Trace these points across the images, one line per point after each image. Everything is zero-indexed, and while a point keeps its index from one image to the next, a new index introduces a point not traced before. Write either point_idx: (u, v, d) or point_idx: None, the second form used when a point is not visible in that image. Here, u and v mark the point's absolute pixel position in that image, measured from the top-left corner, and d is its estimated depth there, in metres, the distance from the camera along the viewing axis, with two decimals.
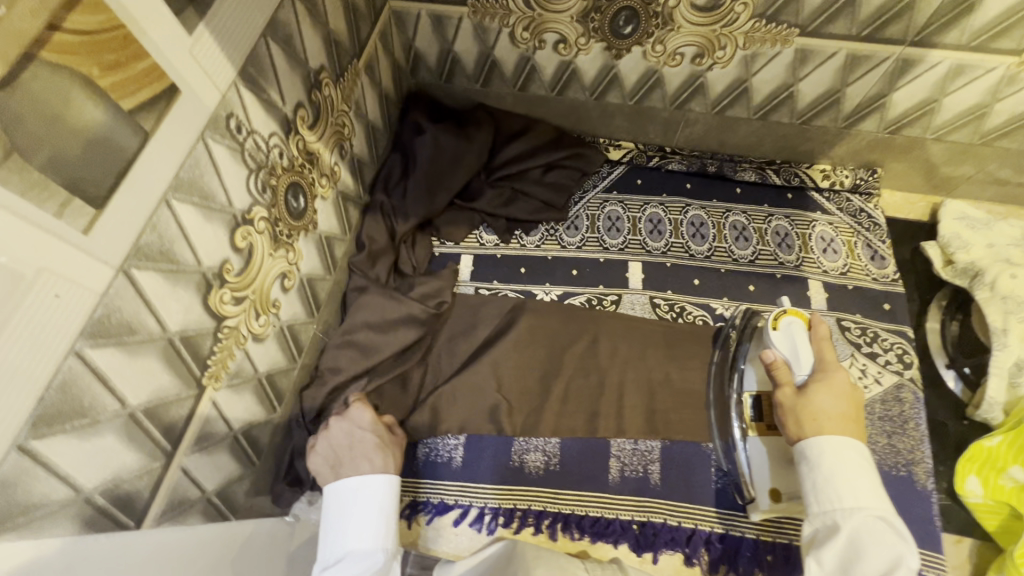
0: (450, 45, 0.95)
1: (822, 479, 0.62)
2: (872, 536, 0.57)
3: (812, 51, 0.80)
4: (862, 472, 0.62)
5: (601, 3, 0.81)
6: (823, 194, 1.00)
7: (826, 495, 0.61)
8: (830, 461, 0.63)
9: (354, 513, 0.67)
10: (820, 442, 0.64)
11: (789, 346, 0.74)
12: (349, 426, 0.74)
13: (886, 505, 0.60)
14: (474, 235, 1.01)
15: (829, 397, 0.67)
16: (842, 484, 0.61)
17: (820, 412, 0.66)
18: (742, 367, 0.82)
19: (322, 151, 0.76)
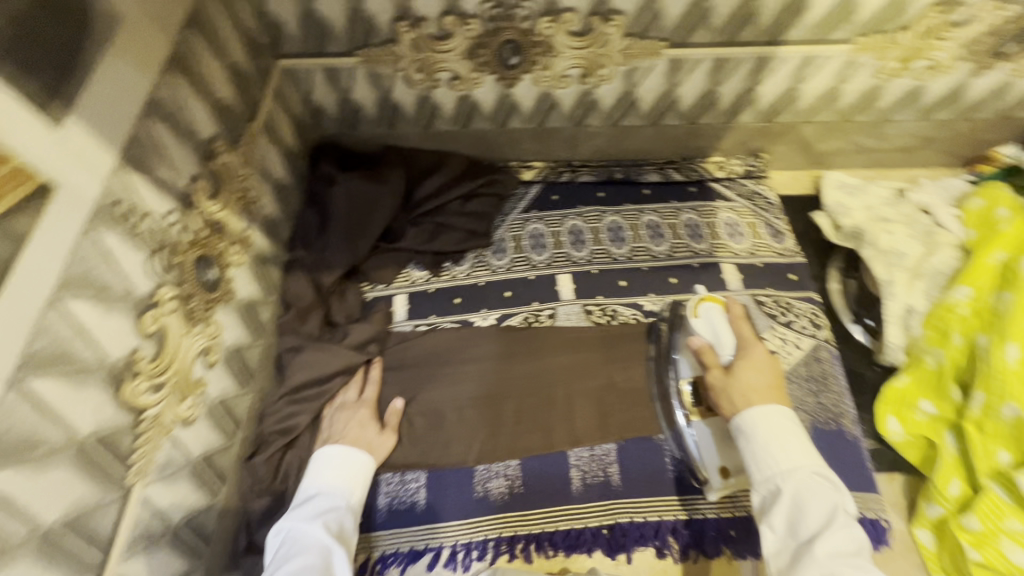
0: (348, 94, 0.96)
1: (758, 448, 0.66)
2: (812, 492, 0.61)
3: (682, 60, 0.88)
4: (790, 433, 0.66)
5: (485, 39, 0.85)
6: (721, 183, 1.09)
7: (763, 462, 0.65)
8: (762, 429, 0.67)
9: (336, 469, 0.74)
10: (751, 414, 0.68)
11: (711, 330, 0.84)
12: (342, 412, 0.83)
13: (816, 458, 0.64)
14: (405, 274, 1.02)
15: (752, 372, 0.73)
16: (776, 448, 0.65)
17: (746, 385, 0.72)
18: (675, 358, 0.88)
19: (229, 218, 0.74)
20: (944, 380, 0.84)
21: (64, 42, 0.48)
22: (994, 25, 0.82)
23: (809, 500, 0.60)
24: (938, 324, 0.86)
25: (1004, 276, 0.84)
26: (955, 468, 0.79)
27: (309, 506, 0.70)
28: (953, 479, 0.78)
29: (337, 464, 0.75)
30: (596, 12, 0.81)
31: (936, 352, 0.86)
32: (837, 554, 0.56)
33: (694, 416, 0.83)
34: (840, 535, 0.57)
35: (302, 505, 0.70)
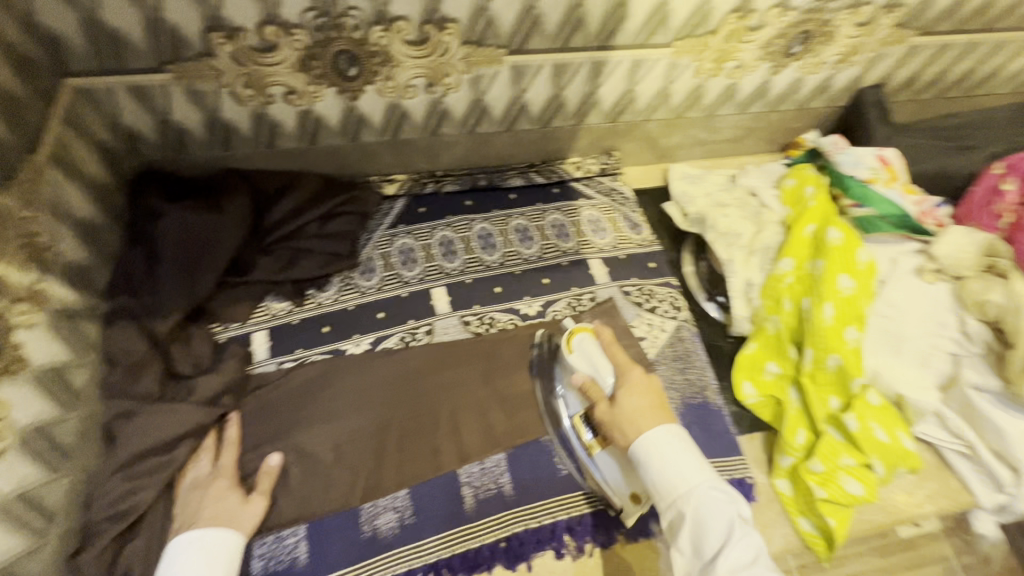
0: (166, 116, 0.84)
1: (657, 474, 0.67)
2: (711, 509, 0.64)
3: (523, 66, 0.90)
4: (683, 453, 0.68)
5: (316, 50, 0.79)
6: (581, 182, 1.13)
7: (665, 486, 0.67)
8: (659, 455, 0.68)
9: (193, 562, 0.65)
10: (641, 443, 0.69)
11: (589, 364, 0.81)
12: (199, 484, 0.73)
13: (709, 472, 0.67)
14: (262, 308, 0.93)
15: (633, 397, 0.75)
16: (673, 472, 0.67)
17: (629, 413, 0.73)
18: (562, 393, 0.88)
19: (6, 272, 0.61)
20: (782, 342, 0.95)
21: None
22: (782, 29, 0.94)
23: (708, 519, 0.63)
24: (772, 293, 0.97)
25: (815, 245, 0.96)
26: (799, 419, 0.89)
27: None
28: (799, 429, 0.88)
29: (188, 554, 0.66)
30: (428, 20, 0.79)
31: (772, 317, 0.96)
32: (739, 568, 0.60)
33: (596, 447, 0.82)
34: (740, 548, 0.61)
35: None
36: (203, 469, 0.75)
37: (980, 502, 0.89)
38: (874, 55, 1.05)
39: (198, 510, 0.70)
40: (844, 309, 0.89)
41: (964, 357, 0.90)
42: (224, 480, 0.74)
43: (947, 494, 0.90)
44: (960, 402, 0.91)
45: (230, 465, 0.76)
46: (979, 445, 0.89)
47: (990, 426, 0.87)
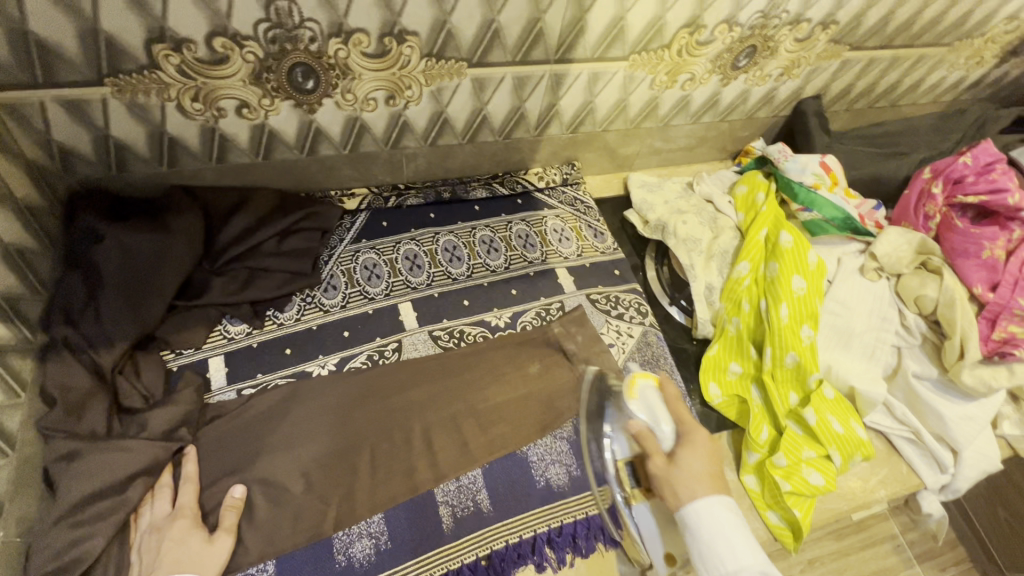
0: (105, 132, 0.79)
1: (705, 547, 0.63)
2: None
3: (484, 79, 0.90)
4: (737, 531, 0.64)
5: (270, 62, 0.77)
6: (544, 192, 1.14)
7: (711, 563, 0.62)
8: (711, 529, 0.63)
9: None
10: (695, 508, 0.65)
11: (649, 413, 0.75)
12: (157, 524, 0.69)
13: (760, 556, 0.63)
14: (218, 332, 0.88)
15: (695, 459, 0.70)
16: (724, 548, 0.62)
17: (690, 476, 0.68)
18: (608, 435, 0.81)
19: None
20: (743, 343, 0.99)
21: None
22: (730, 43, 0.99)
23: None
24: (732, 296, 1.01)
25: (769, 248, 1.01)
26: (761, 417, 0.93)
27: None
28: (762, 426, 0.92)
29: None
30: (387, 33, 0.78)
31: (733, 319, 1.00)
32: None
33: (636, 498, 0.77)
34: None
35: None
36: (160, 511, 0.71)
37: (927, 484, 0.94)
38: (812, 68, 1.11)
39: (157, 554, 0.66)
40: (798, 309, 0.94)
41: (905, 348, 0.97)
42: (183, 519, 0.70)
43: (899, 478, 0.95)
44: (904, 390, 0.97)
45: (190, 503, 0.71)
46: (923, 430, 0.95)
47: (931, 411, 0.93)
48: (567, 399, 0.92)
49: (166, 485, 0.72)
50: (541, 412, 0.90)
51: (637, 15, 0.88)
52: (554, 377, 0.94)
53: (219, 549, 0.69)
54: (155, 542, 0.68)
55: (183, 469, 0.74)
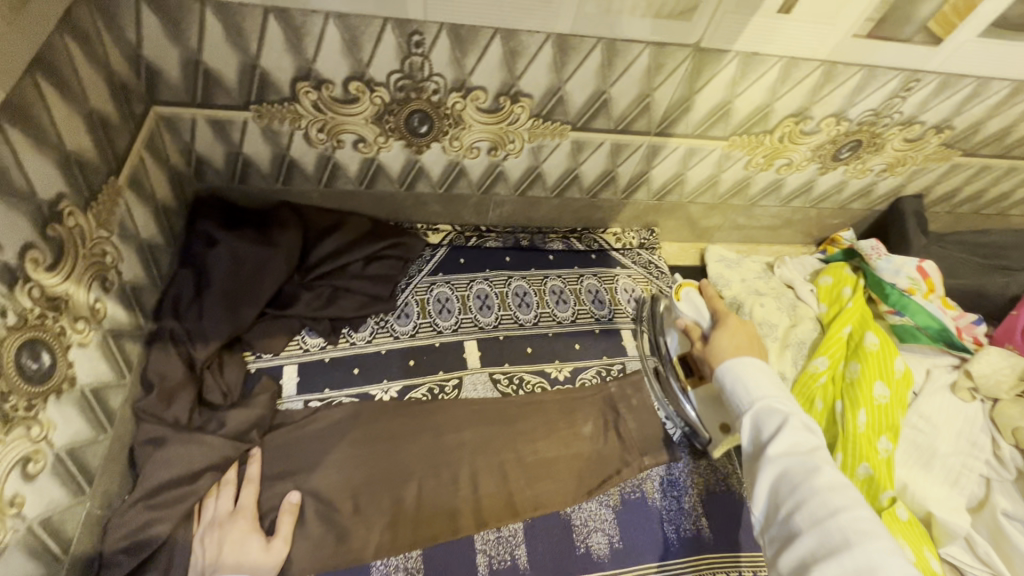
0: (238, 148, 0.87)
1: (728, 392, 0.78)
2: (766, 415, 0.72)
3: (584, 142, 0.93)
4: (753, 373, 0.76)
5: (393, 107, 0.83)
6: (619, 252, 1.15)
7: (738, 402, 0.76)
8: (733, 376, 0.77)
9: None
10: (723, 373, 0.79)
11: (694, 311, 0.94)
12: (218, 521, 0.73)
13: (774, 389, 0.75)
14: (297, 342, 0.93)
15: (727, 339, 0.83)
16: (738, 387, 0.76)
17: (721, 350, 0.82)
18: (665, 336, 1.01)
19: (73, 291, 0.62)
20: None
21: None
22: (835, 135, 0.98)
23: (762, 419, 0.72)
24: (806, 391, 0.96)
25: (851, 347, 0.97)
26: None
27: None
28: None
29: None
30: (504, 93, 0.83)
31: None
32: (785, 459, 0.68)
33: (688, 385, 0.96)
34: (786, 443, 0.69)
35: None
36: (219, 509, 0.74)
37: None
38: (918, 168, 1.08)
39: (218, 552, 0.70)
40: (879, 418, 0.89)
41: (994, 480, 0.90)
42: (247, 519, 0.74)
43: None
44: (988, 528, 0.87)
45: (247, 506, 0.75)
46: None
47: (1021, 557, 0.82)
48: (615, 465, 0.90)
49: (229, 477, 0.77)
50: (588, 474, 0.89)
51: (744, 101, 0.89)
52: (606, 441, 0.92)
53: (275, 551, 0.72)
54: (215, 540, 0.71)
55: (246, 461, 0.78)
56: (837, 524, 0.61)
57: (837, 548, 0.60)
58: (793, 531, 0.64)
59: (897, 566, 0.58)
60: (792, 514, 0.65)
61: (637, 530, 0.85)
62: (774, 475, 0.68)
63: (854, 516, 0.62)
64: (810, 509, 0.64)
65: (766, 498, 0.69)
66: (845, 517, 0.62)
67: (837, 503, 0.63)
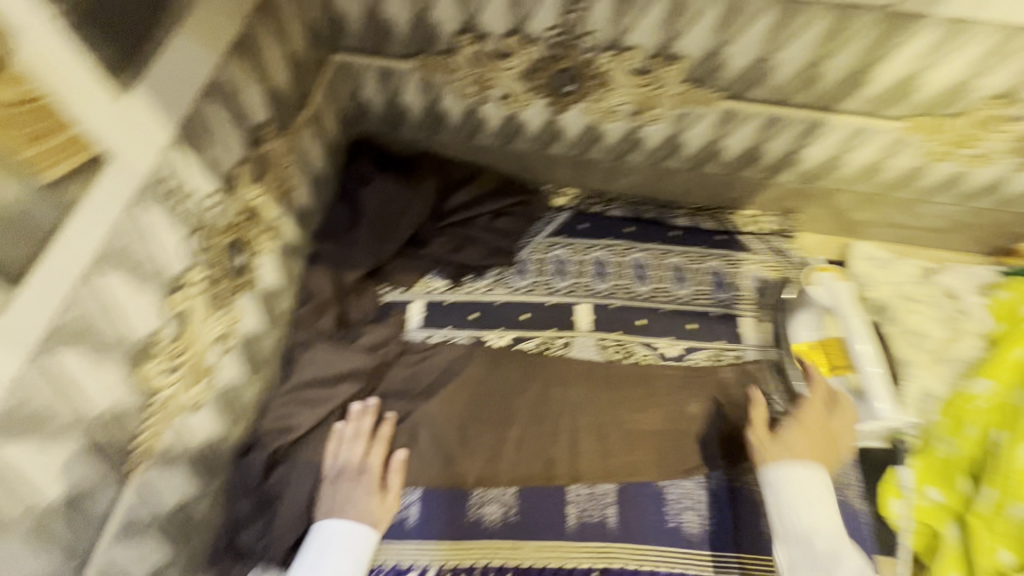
0: (397, 96, 0.95)
1: (778, 505, 0.77)
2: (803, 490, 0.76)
3: (735, 113, 0.88)
4: (818, 507, 0.75)
5: (544, 64, 0.85)
6: (749, 237, 1.09)
7: (777, 487, 0.78)
8: (786, 480, 0.77)
9: (333, 556, 0.71)
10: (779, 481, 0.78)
11: (831, 299, 0.89)
12: (346, 467, 0.78)
13: (830, 515, 0.74)
14: (425, 282, 1.00)
15: (793, 435, 0.81)
16: (791, 511, 0.75)
17: (787, 447, 0.80)
18: (789, 322, 0.97)
19: (265, 204, 0.73)
20: (951, 469, 0.83)
21: (132, 31, 0.47)
22: None
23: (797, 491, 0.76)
24: (955, 413, 0.86)
25: None
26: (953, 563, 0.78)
27: None
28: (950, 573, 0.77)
29: (337, 549, 0.71)
30: (658, 54, 0.81)
31: (946, 441, 0.85)
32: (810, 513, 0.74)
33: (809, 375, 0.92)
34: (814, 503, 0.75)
35: None
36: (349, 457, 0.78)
37: None
38: None
39: (344, 500, 0.75)
40: None
41: None
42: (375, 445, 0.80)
43: None
44: None
45: (376, 464, 0.79)
46: None
47: None
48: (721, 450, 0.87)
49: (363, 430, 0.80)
50: (690, 453, 0.86)
51: (936, 77, 0.79)
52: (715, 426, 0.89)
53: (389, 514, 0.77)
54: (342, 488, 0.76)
55: (381, 420, 0.81)
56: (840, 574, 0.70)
57: None
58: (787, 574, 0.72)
59: None
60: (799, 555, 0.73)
61: (731, 517, 0.83)
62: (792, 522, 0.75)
63: None
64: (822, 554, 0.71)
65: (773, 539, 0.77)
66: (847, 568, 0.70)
67: None
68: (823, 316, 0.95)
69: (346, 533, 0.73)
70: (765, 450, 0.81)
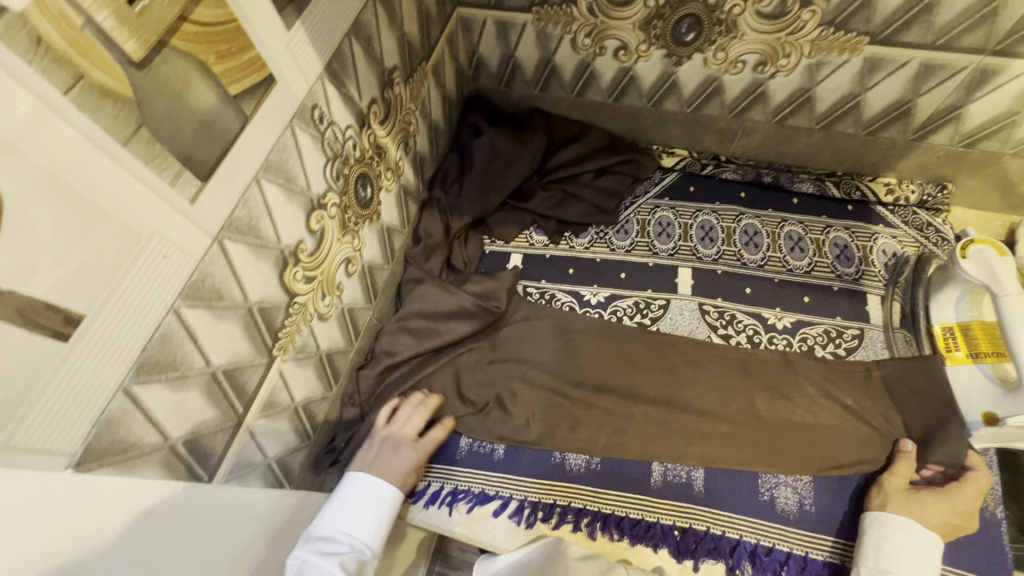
0: (512, 51, 0.97)
1: (892, 548, 0.67)
2: (917, 551, 0.67)
3: (882, 61, 0.79)
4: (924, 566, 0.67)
5: (665, 11, 0.82)
6: (887, 208, 0.97)
7: (895, 532, 0.68)
8: (902, 533, 0.68)
9: (359, 506, 0.70)
10: (894, 528, 0.69)
11: (986, 273, 0.78)
12: (398, 432, 0.79)
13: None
14: (525, 236, 1.03)
15: (936, 507, 0.70)
16: (908, 560, 0.66)
17: (918, 510, 0.70)
18: (930, 302, 0.88)
19: (390, 145, 0.80)
20: None
21: None
22: None
23: (913, 551, 0.67)
24: None
25: None
26: None
27: (330, 543, 0.64)
28: None
29: (360, 501, 0.70)
30: None
31: None
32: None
33: (948, 360, 0.83)
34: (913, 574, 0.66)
35: (320, 540, 0.65)
36: (406, 426, 0.79)
37: None
38: None
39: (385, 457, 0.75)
40: None
41: None
42: (468, 380, 0.88)
43: None
44: None
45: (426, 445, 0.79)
46: None
47: None
48: (823, 452, 0.79)
49: (422, 407, 0.81)
50: (792, 444, 0.80)
51: None
52: (833, 418, 0.81)
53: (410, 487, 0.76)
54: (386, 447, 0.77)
55: (449, 416, 0.82)
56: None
57: None
58: None
59: None
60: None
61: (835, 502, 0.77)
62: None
63: None
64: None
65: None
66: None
67: None
68: (974, 295, 0.83)
69: (374, 487, 0.72)
70: (897, 502, 0.71)
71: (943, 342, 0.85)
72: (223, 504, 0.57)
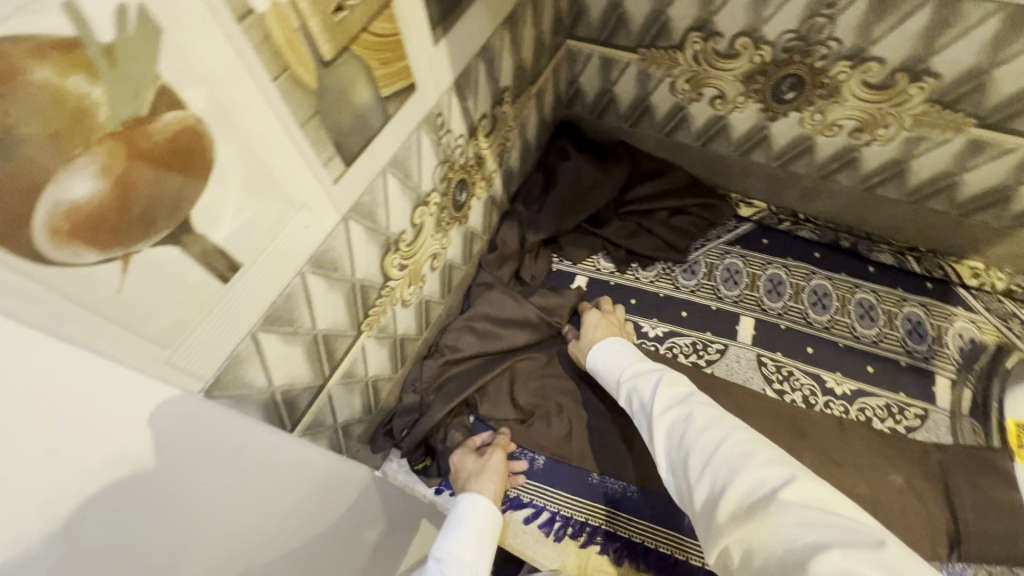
0: (612, 85, 1.03)
1: (607, 370, 0.78)
2: (644, 379, 0.71)
3: (986, 144, 0.79)
4: (648, 369, 0.72)
5: (769, 68, 0.84)
6: (971, 291, 0.95)
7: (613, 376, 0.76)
8: (606, 360, 0.79)
9: (458, 529, 0.74)
10: (593, 362, 0.81)
11: None
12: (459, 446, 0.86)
13: (677, 383, 0.68)
14: (593, 260, 1.06)
15: (593, 329, 0.86)
16: (636, 377, 0.72)
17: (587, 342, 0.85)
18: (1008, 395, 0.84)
19: (488, 157, 0.86)
20: None
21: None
22: None
23: (641, 378, 0.71)
24: None
25: None
26: None
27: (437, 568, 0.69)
28: None
29: (460, 522, 0.74)
30: (905, 69, 0.75)
31: None
32: (666, 415, 0.64)
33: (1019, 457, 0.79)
34: (665, 397, 0.66)
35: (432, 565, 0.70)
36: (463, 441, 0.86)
37: None
38: None
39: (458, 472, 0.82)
40: None
41: None
42: (522, 388, 0.91)
43: None
44: None
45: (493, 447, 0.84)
46: None
47: None
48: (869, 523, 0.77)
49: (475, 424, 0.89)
50: None
51: None
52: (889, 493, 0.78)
53: (493, 478, 0.79)
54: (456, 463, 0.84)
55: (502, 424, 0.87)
56: (754, 472, 0.53)
57: (721, 483, 0.53)
58: (664, 423, 0.63)
59: (767, 473, 0.52)
60: (693, 491, 0.55)
61: None
62: (660, 432, 0.63)
63: (732, 441, 0.56)
64: (700, 451, 0.57)
65: (671, 494, 0.61)
66: (761, 462, 0.53)
67: (714, 433, 0.57)
68: None
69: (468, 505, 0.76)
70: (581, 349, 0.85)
71: (1015, 437, 0.81)
72: (284, 460, 0.56)
